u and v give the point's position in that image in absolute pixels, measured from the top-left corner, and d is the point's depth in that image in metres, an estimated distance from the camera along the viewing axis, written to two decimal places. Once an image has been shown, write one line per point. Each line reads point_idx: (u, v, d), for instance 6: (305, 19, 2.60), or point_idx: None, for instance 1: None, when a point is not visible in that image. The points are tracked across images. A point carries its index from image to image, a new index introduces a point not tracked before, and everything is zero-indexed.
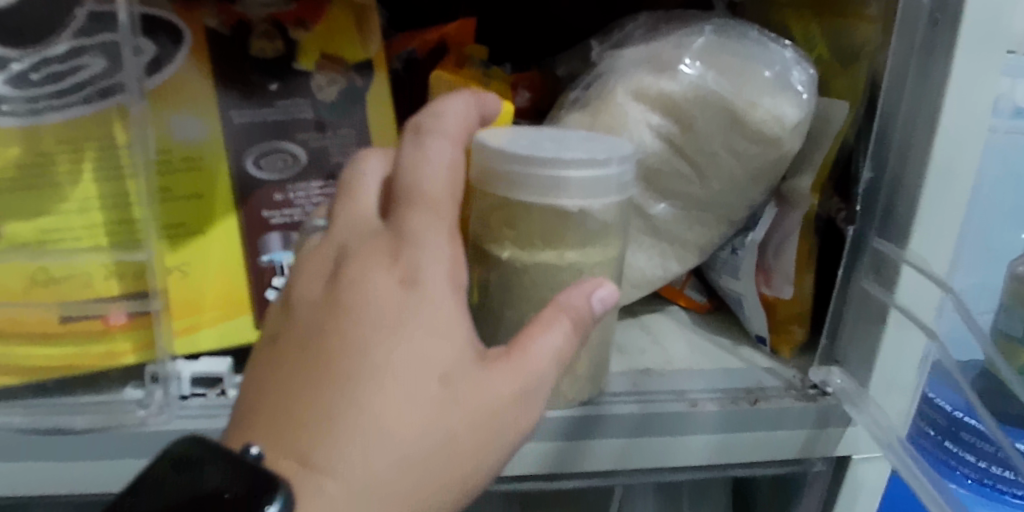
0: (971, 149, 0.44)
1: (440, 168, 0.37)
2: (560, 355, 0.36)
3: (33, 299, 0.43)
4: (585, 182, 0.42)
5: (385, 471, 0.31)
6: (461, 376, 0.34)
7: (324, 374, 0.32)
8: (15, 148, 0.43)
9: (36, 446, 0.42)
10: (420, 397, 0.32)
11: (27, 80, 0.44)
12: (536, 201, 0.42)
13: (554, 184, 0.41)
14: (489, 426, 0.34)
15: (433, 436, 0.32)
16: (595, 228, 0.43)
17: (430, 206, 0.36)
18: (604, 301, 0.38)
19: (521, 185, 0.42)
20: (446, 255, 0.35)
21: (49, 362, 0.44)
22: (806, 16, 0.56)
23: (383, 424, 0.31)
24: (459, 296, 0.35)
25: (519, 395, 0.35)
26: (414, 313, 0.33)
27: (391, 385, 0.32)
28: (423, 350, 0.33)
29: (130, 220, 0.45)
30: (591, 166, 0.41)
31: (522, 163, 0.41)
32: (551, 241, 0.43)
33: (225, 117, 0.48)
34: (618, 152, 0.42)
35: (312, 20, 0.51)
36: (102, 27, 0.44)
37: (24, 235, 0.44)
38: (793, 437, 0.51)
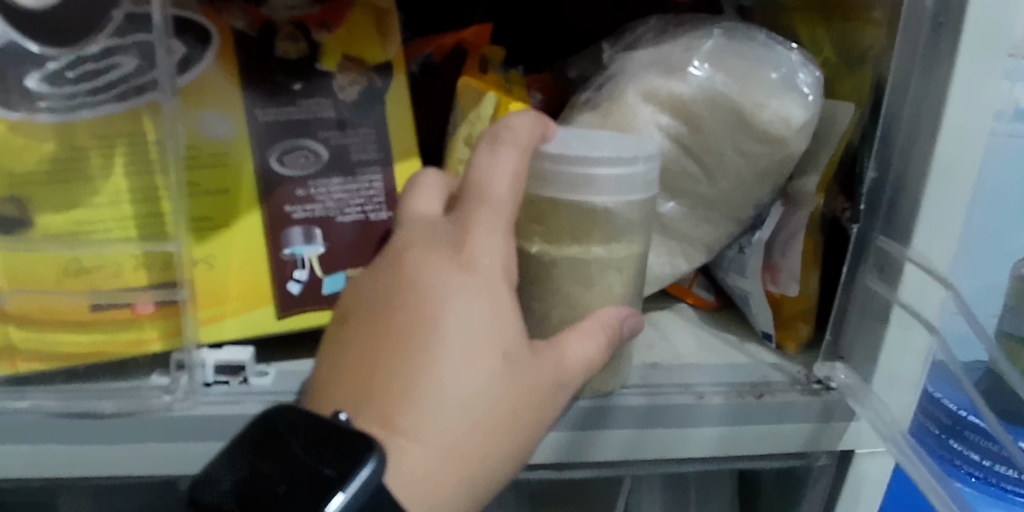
0: (973, 149, 0.45)
1: (508, 175, 0.40)
2: (599, 357, 0.41)
3: (65, 287, 0.46)
4: (611, 180, 0.42)
5: (456, 438, 0.35)
6: (520, 357, 0.38)
7: (399, 348, 0.35)
8: (49, 143, 0.45)
9: (67, 428, 0.44)
10: (489, 370, 0.36)
11: (63, 78, 0.45)
12: (564, 197, 0.43)
13: (583, 181, 0.42)
14: (540, 407, 0.38)
15: (499, 406, 0.36)
16: (618, 225, 0.44)
17: (495, 204, 0.39)
18: (631, 327, 0.44)
19: (551, 181, 0.43)
20: (504, 251, 0.39)
21: (80, 348, 0.46)
22: (814, 20, 0.57)
23: (455, 395, 0.35)
24: (512, 288, 0.39)
25: (564, 382, 0.39)
26: (477, 295, 0.37)
27: (460, 355, 0.36)
28: (488, 330, 0.37)
29: (158, 213, 0.47)
30: (619, 164, 0.42)
31: (551, 160, 0.43)
32: (569, 239, 0.44)
33: (250, 115, 0.50)
34: (647, 152, 0.43)
35: (335, 22, 0.53)
36: (137, 28, 0.46)
37: (57, 227, 0.46)
38: (797, 431, 0.52)
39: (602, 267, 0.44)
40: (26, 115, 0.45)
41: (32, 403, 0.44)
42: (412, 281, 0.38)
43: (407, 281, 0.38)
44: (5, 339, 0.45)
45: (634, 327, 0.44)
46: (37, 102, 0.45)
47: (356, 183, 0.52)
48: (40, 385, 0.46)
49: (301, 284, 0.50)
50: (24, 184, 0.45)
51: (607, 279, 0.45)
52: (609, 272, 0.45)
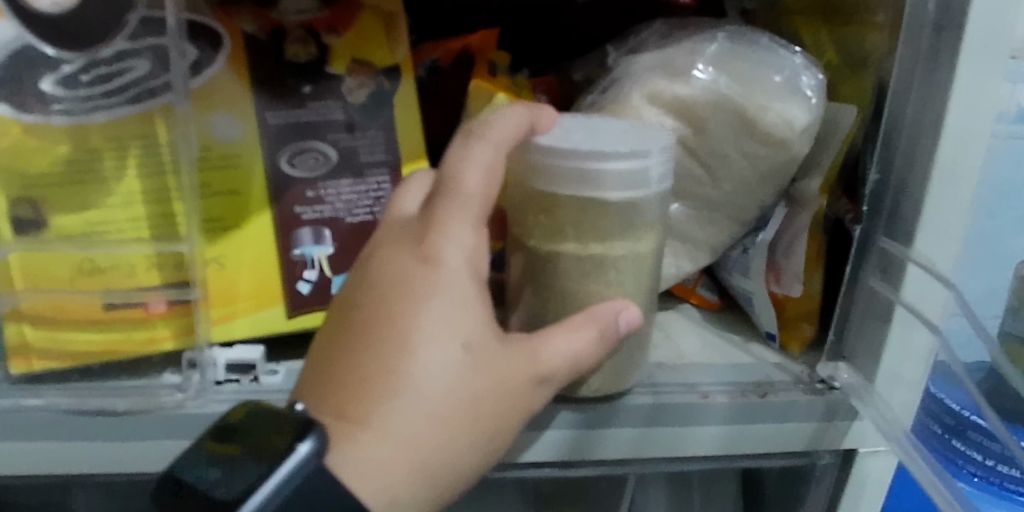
0: (974, 153, 0.45)
1: (478, 168, 0.39)
2: (585, 353, 0.41)
3: (78, 286, 0.47)
4: (599, 174, 0.42)
5: (421, 434, 0.36)
6: (484, 351, 0.38)
7: (365, 346, 0.36)
8: (64, 145, 0.46)
9: (79, 425, 0.45)
10: (445, 365, 0.36)
11: (76, 81, 0.46)
12: (573, 193, 0.43)
13: (572, 176, 0.43)
14: (503, 402, 0.38)
15: (457, 399, 0.37)
16: (611, 220, 0.44)
17: (466, 194, 0.39)
18: (630, 320, 0.43)
19: (559, 178, 0.43)
20: (476, 245, 0.39)
21: (92, 347, 0.47)
22: (816, 24, 0.58)
23: (418, 390, 0.36)
24: (482, 281, 0.39)
25: (536, 377, 0.40)
26: (436, 289, 0.37)
27: (415, 351, 0.36)
28: (447, 324, 0.37)
29: (170, 215, 0.48)
30: (629, 158, 0.42)
31: (559, 156, 0.43)
32: (571, 235, 0.44)
33: (261, 119, 0.51)
34: (657, 143, 0.44)
35: (344, 27, 0.54)
36: (151, 32, 0.48)
37: (72, 228, 0.46)
38: (800, 431, 0.52)
39: (608, 266, 0.45)
40: (40, 118, 0.45)
41: (44, 401, 0.45)
42: (378, 277, 0.39)
43: (374, 278, 0.39)
44: (19, 336, 0.46)
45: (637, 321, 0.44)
46: (51, 105, 0.46)
47: (365, 184, 0.52)
48: (53, 383, 0.47)
49: (310, 284, 0.51)
50: (38, 186, 0.46)
51: (607, 276, 0.45)
52: (615, 271, 0.45)
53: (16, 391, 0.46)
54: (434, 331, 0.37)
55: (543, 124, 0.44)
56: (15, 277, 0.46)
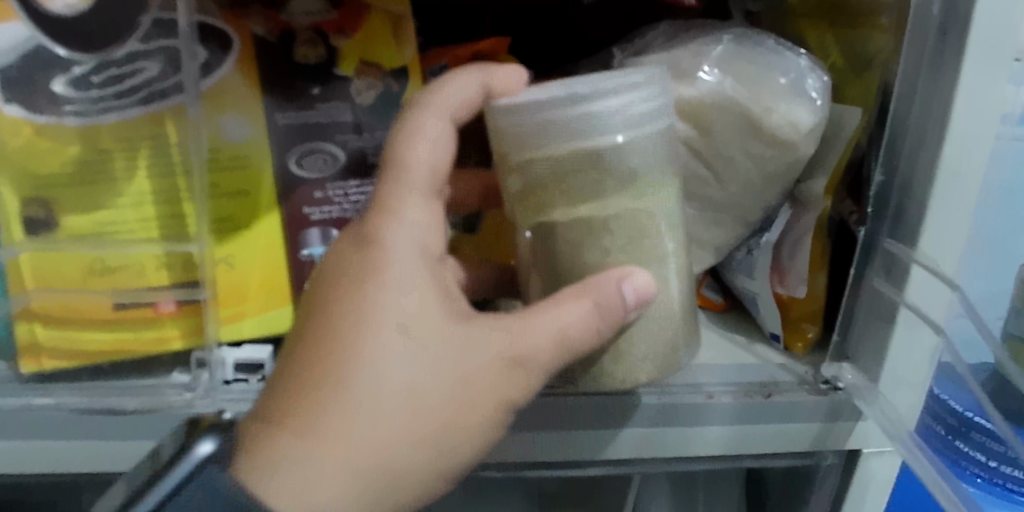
0: (980, 152, 0.45)
1: (429, 139, 0.44)
2: (575, 327, 0.41)
3: (89, 286, 0.47)
4: (560, 123, 0.41)
5: (376, 402, 0.39)
6: (423, 331, 0.41)
7: (325, 320, 0.41)
8: (74, 146, 0.46)
9: (89, 424, 0.46)
10: (379, 347, 0.40)
11: (88, 82, 0.47)
12: (569, 146, 0.41)
13: (535, 130, 0.41)
14: (447, 382, 0.41)
15: (394, 379, 0.40)
16: (592, 172, 0.41)
17: (413, 179, 0.43)
18: (636, 290, 0.41)
19: (548, 132, 0.41)
20: (431, 226, 0.43)
21: (104, 347, 0.48)
22: (822, 26, 0.58)
23: (372, 361, 0.40)
24: (428, 263, 0.42)
25: (503, 354, 0.42)
26: (373, 273, 0.41)
27: (351, 336, 0.40)
28: (383, 308, 0.40)
29: (180, 215, 0.48)
30: (610, 96, 0.41)
31: (541, 109, 0.41)
32: (561, 202, 0.42)
33: (270, 120, 0.51)
34: (641, 75, 0.42)
35: (353, 28, 0.53)
36: (163, 34, 0.48)
37: (83, 228, 0.47)
38: (805, 431, 0.53)
39: (604, 229, 0.42)
40: (51, 119, 0.46)
41: (56, 401, 0.46)
42: (333, 267, 0.42)
43: (328, 268, 0.42)
44: (31, 336, 0.47)
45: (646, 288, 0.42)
46: (62, 105, 0.46)
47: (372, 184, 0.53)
48: (66, 382, 0.48)
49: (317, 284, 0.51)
50: (51, 187, 0.47)
51: (599, 243, 0.42)
52: (611, 235, 0.42)
53: (29, 390, 0.47)
54: (386, 307, 0.40)
55: (499, 82, 0.45)
56: (27, 277, 0.47)
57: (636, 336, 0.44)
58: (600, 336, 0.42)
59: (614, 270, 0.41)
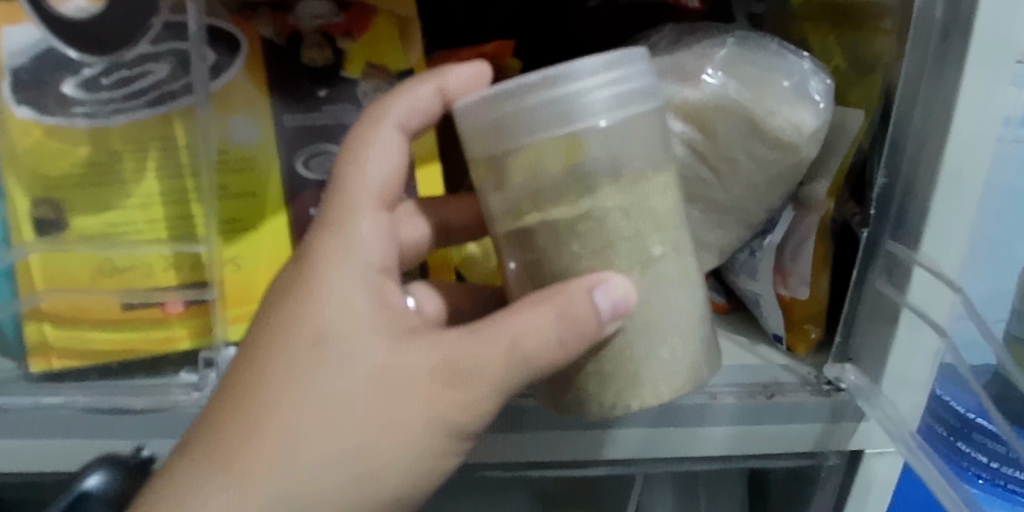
0: (982, 156, 0.45)
1: (381, 146, 0.46)
2: (536, 337, 0.39)
3: (99, 287, 0.48)
4: (520, 111, 0.39)
5: (307, 418, 0.39)
6: (349, 343, 0.40)
7: (266, 331, 0.41)
8: (84, 146, 0.48)
9: (99, 422, 0.46)
10: (299, 360, 0.39)
11: (98, 84, 0.48)
12: (545, 136, 0.39)
13: (495, 121, 0.40)
14: (376, 396, 0.39)
15: (316, 392, 0.39)
16: (554, 168, 0.39)
17: (367, 188, 0.44)
18: (612, 299, 0.38)
19: (521, 121, 0.39)
20: (380, 236, 0.44)
21: (113, 346, 0.48)
22: (825, 29, 0.59)
23: (307, 376, 0.39)
24: (362, 275, 0.42)
25: (445, 370, 0.40)
26: (301, 285, 0.41)
27: (275, 350, 0.40)
28: (307, 321, 0.40)
29: (188, 216, 0.49)
30: (574, 83, 0.39)
31: (510, 97, 0.39)
32: (537, 203, 0.40)
33: (278, 120, 0.52)
34: (613, 50, 0.39)
35: (360, 31, 0.54)
36: (174, 36, 0.49)
37: (92, 228, 0.48)
38: (808, 431, 0.53)
39: (582, 234, 0.39)
40: (62, 120, 0.47)
41: (66, 399, 0.46)
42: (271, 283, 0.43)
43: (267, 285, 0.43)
44: (40, 334, 0.48)
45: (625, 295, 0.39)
46: (73, 107, 0.48)
47: None
48: (75, 381, 0.48)
49: None
50: (61, 187, 0.48)
51: (569, 247, 0.40)
52: (582, 239, 0.39)
53: (40, 388, 0.48)
54: (323, 321, 0.40)
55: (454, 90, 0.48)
56: (37, 276, 0.48)
57: (626, 353, 0.41)
58: (560, 351, 0.40)
59: (588, 278, 0.39)
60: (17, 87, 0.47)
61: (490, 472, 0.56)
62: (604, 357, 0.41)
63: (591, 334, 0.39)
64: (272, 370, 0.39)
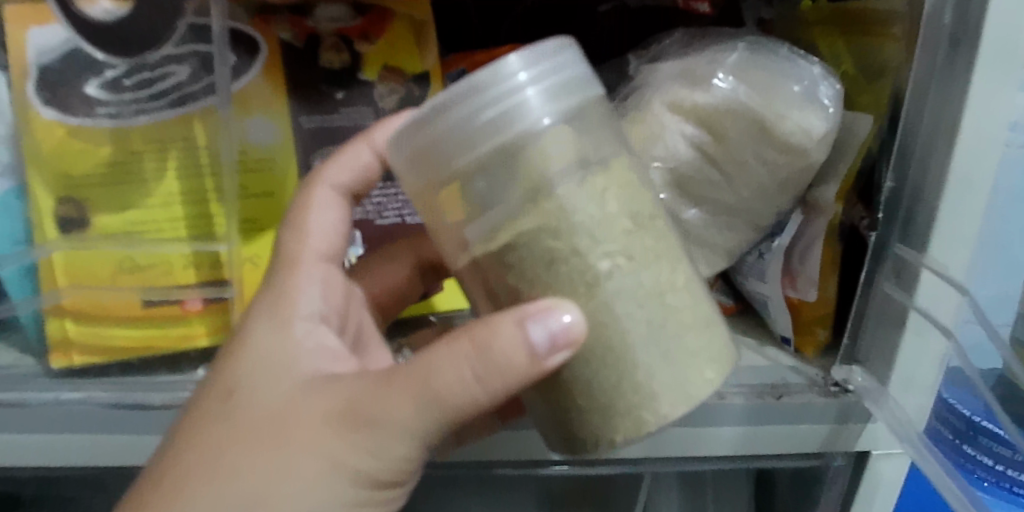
0: (989, 161, 0.45)
1: (328, 206, 0.49)
2: (456, 380, 0.36)
3: (120, 284, 0.50)
4: (447, 133, 0.36)
5: (209, 471, 0.38)
6: (260, 395, 0.40)
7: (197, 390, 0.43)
8: (106, 146, 0.49)
9: (121, 417, 0.48)
10: (214, 417, 0.40)
11: (121, 85, 0.50)
12: (478, 153, 0.36)
13: (427, 149, 0.37)
14: (278, 447, 0.38)
15: (222, 446, 0.38)
16: (497, 186, 0.37)
17: (313, 239, 0.48)
18: (547, 332, 0.34)
19: (456, 136, 0.36)
20: (314, 287, 0.46)
21: (132, 342, 0.50)
22: (834, 35, 0.59)
23: (214, 427, 0.39)
24: (289, 334, 0.43)
25: (347, 411, 0.38)
26: (231, 346, 0.42)
27: (198, 411, 0.41)
28: (229, 378, 0.41)
29: (206, 216, 0.51)
30: (495, 87, 0.36)
31: (438, 114, 0.36)
32: (485, 237, 0.37)
33: (295, 123, 0.54)
34: (537, 44, 0.37)
35: (376, 34, 0.55)
36: (198, 39, 0.51)
37: (113, 227, 0.50)
38: (815, 431, 0.54)
39: (525, 262, 0.37)
40: (84, 120, 0.49)
41: (86, 395, 0.48)
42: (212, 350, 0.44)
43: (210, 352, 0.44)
44: (62, 331, 0.50)
45: (564, 331, 0.35)
46: (95, 107, 0.49)
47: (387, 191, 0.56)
48: (93, 377, 0.50)
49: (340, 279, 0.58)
50: (85, 186, 0.49)
51: (519, 275, 0.37)
52: (533, 258, 0.36)
53: (61, 383, 0.50)
54: (237, 373, 0.41)
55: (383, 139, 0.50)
56: (59, 274, 0.50)
57: (595, 384, 0.38)
58: (481, 393, 0.36)
59: (518, 309, 0.35)
60: (42, 88, 0.49)
61: (500, 470, 0.56)
62: (574, 389, 0.39)
63: (515, 371, 0.36)
64: (186, 430, 0.40)
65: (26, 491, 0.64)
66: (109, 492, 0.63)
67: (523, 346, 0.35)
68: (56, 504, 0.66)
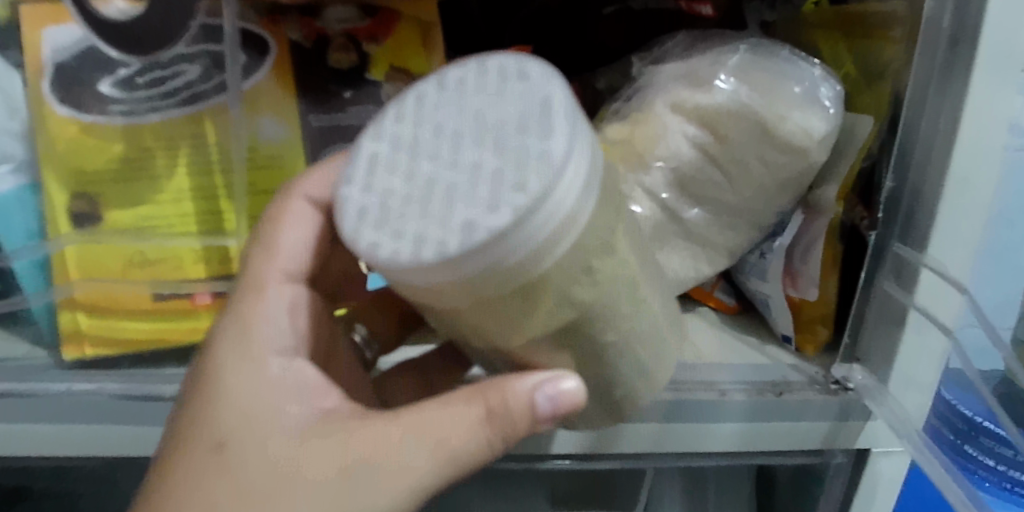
0: (989, 162, 0.46)
1: (296, 224, 0.48)
2: (465, 437, 0.39)
3: (131, 278, 0.51)
4: (493, 266, 0.32)
5: None
6: (258, 448, 0.40)
7: (177, 437, 0.42)
8: (117, 144, 0.51)
9: (133, 407, 0.50)
10: (214, 472, 0.40)
11: (134, 84, 0.51)
12: (527, 272, 0.33)
13: (461, 281, 0.32)
14: (284, 500, 0.39)
15: (229, 501, 0.39)
16: (539, 288, 0.34)
17: (280, 258, 0.48)
18: (552, 398, 0.38)
19: (498, 273, 0.32)
20: (282, 315, 0.46)
21: (141, 335, 0.52)
22: (836, 37, 0.60)
23: (213, 482, 0.40)
24: (276, 381, 0.43)
25: (355, 467, 0.39)
26: (214, 395, 0.42)
27: (195, 465, 0.41)
28: (223, 430, 0.41)
29: (217, 212, 0.52)
30: (542, 204, 0.31)
31: (478, 256, 0.31)
32: (504, 320, 0.35)
33: (304, 121, 0.54)
34: (558, 130, 0.32)
35: (383, 35, 0.56)
36: (210, 39, 0.53)
37: (125, 221, 0.51)
38: (815, 429, 0.55)
39: (537, 320, 0.36)
40: (97, 117, 0.50)
41: (97, 385, 0.50)
42: (191, 395, 0.44)
43: (188, 395, 0.44)
44: (73, 324, 0.51)
45: (569, 397, 0.38)
46: (108, 105, 0.51)
47: None
48: (101, 370, 0.52)
49: None
50: (97, 182, 0.51)
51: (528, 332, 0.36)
52: (546, 314, 0.35)
53: (71, 375, 0.51)
54: (229, 422, 0.41)
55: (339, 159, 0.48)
56: (72, 268, 0.51)
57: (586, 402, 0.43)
58: (490, 449, 0.40)
59: (526, 377, 0.39)
60: (58, 86, 0.50)
61: (502, 465, 0.57)
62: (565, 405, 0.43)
63: (521, 430, 0.39)
64: (186, 482, 0.41)
65: (32, 483, 0.66)
66: (118, 484, 0.65)
67: (531, 410, 0.38)
68: (65, 498, 0.68)
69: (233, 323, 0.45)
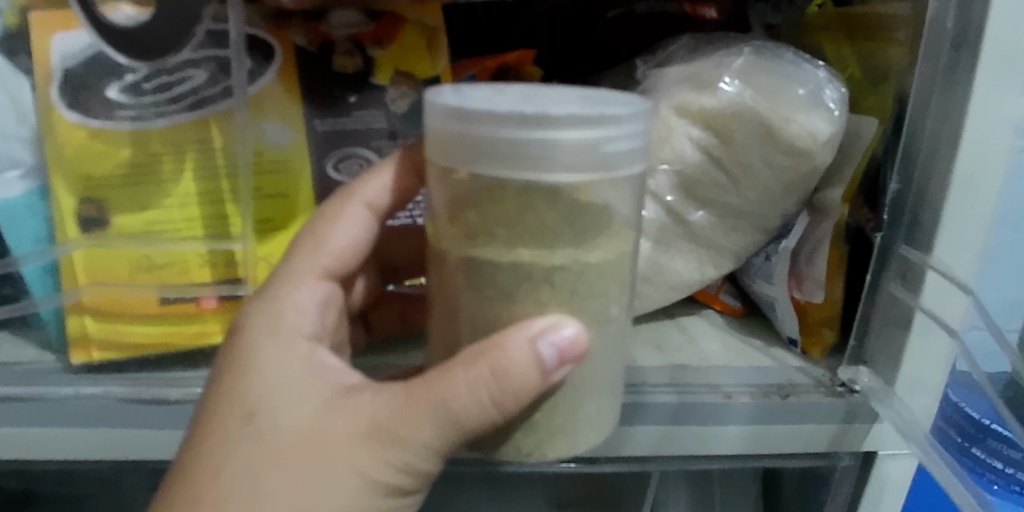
0: (993, 165, 0.46)
1: (352, 223, 0.49)
2: (473, 406, 0.37)
3: (138, 282, 0.52)
4: (584, 143, 0.36)
5: (253, 494, 0.39)
6: (295, 414, 0.40)
7: (204, 410, 0.42)
8: (125, 149, 0.51)
9: (139, 410, 0.50)
10: (252, 434, 0.40)
11: (140, 89, 0.51)
12: (601, 176, 0.37)
13: (551, 146, 0.35)
14: (319, 462, 0.39)
15: (266, 460, 0.39)
16: (584, 223, 0.38)
17: (326, 255, 0.48)
18: (555, 347, 0.37)
19: (584, 158, 0.36)
20: (312, 302, 0.46)
21: (148, 339, 0.52)
22: (840, 39, 0.60)
23: (243, 450, 0.40)
24: (313, 352, 0.43)
25: (381, 431, 0.39)
26: (253, 362, 0.42)
27: (231, 427, 0.40)
28: (262, 393, 0.41)
29: (224, 217, 0.53)
30: (629, 121, 0.37)
31: (540, 129, 0.35)
32: (535, 260, 0.37)
33: (309, 125, 0.55)
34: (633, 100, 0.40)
35: (389, 39, 0.56)
36: (215, 43, 0.52)
37: (131, 226, 0.52)
38: (821, 432, 0.54)
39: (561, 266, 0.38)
40: (106, 123, 0.51)
41: (103, 390, 0.51)
42: (223, 360, 0.43)
43: (221, 361, 0.43)
44: (81, 328, 0.52)
45: (571, 349, 0.38)
46: (116, 110, 0.51)
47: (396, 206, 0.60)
48: (110, 373, 0.52)
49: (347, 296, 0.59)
50: (103, 187, 0.51)
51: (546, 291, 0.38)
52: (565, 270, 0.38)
53: (78, 379, 0.52)
54: (263, 392, 0.41)
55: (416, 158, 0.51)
56: (80, 272, 0.52)
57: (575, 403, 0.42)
58: (496, 413, 0.38)
59: (525, 326, 0.37)
60: (65, 92, 0.51)
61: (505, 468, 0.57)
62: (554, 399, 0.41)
63: (528, 389, 0.37)
64: (220, 446, 0.40)
65: (39, 487, 0.66)
66: (123, 487, 0.65)
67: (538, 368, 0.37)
68: (71, 502, 0.68)
69: (274, 300, 0.45)
